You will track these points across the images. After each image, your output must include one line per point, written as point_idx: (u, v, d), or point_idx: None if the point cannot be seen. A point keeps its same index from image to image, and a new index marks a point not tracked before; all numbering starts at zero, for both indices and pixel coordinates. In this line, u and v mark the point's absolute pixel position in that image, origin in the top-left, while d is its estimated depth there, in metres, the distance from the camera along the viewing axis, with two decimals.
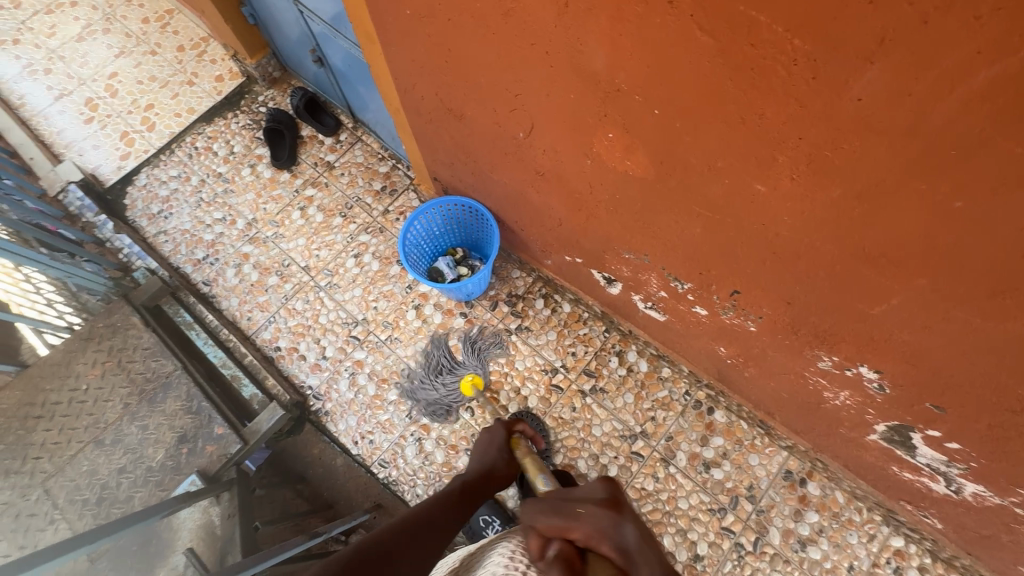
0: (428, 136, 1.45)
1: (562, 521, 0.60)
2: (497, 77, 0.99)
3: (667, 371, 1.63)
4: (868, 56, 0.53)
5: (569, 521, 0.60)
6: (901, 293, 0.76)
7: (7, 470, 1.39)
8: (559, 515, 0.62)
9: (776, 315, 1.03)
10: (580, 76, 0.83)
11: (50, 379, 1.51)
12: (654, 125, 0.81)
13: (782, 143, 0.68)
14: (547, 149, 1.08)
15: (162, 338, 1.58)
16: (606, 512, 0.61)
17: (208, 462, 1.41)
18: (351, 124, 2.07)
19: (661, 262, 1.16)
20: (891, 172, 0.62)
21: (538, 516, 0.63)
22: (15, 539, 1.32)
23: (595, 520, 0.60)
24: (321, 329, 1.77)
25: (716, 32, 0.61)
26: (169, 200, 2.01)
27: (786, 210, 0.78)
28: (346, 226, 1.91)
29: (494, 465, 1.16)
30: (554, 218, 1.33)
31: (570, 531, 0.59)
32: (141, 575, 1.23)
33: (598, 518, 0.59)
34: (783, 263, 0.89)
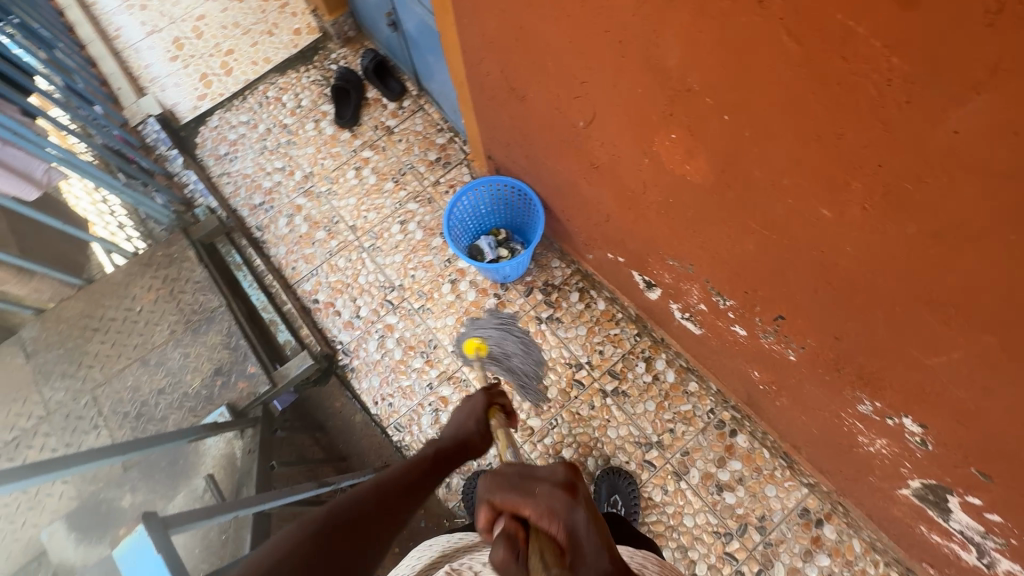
0: (488, 113, 1.44)
1: (514, 500, 0.61)
2: (564, 61, 0.97)
3: (694, 386, 1.59)
4: (975, 85, 0.47)
5: (522, 498, 0.61)
6: (964, 347, 0.70)
7: (63, 373, 1.52)
8: (515, 492, 0.62)
9: (820, 348, 0.97)
10: (651, 71, 0.80)
11: (110, 297, 1.62)
12: (721, 131, 0.77)
13: (858, 168, 0.63)
14: (605, 142, 1.05)
15: (213, 275, 1.66)
16: (559, 495, 0.60)
17: (238, 396, 1.49)
18: (416, 91, 2.08)
19: (705, 274, 1.11)
20: (977, 216, 0.56)
21: (493, 491, 0.63)
22: (63, 437, 1.45)
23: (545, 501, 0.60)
24: (358, 288, 1.82)
25: (806, 39, 0.57)
26: (236, 143, 2.10)
27: (850, 240, 0.72)
28: (396, 191, 1.95)
29: (470, 438, 1.06)
30: (602, 212, 1.30)
31: (521, 509, 0.60)
32: (167, 489, 1.32)
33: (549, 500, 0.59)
34: (837, 295, 0.83)
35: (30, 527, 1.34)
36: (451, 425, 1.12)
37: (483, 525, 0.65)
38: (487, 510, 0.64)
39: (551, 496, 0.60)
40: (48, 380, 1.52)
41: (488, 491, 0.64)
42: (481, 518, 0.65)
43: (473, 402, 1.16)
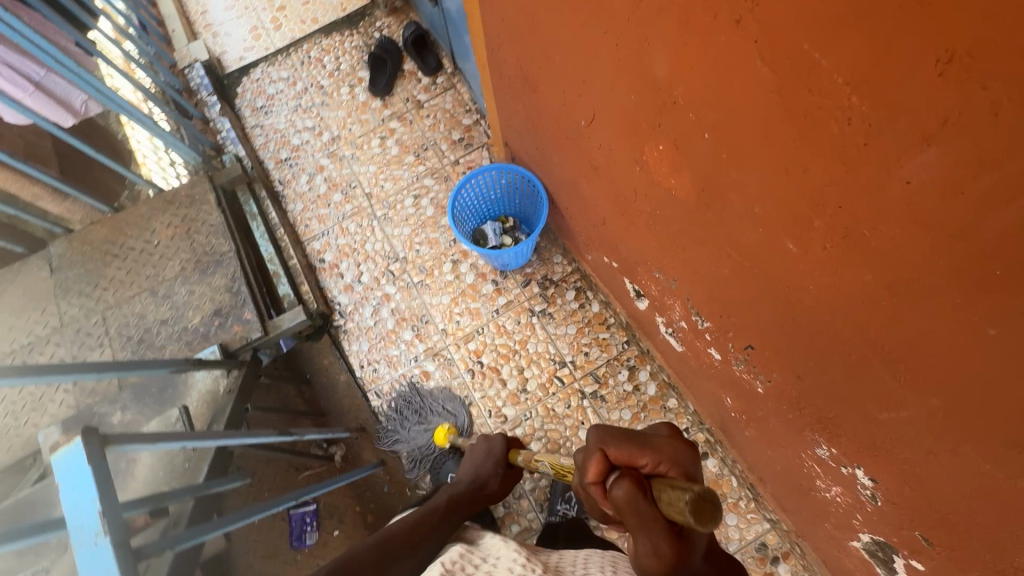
0: (507, 101, 1.44)
1: (632, 451, 0.71)
2: (570, 59, 0.96)
3: (673, 402, 1.57)
4: (926, 135, 0.46)
5: (640, 449, 0.71)
6: (912, 405, 0.67)
7: (81, 291, 1.63)
8: (630, 443, 0.72)
9: (784, 384, 0.95)
10: (643, 78, 0.79)
11: (132, 227, 1.72)
12: (702, 148, 0.76)
13: (820, 206, 0.62)
14: (603, 145, 1.05)
15: (227, 221, 1.74)
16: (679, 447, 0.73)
17: (231, 338, 1.56)
18: (451, 69, 2.09)
19: (687, 292, 1.10)
20: (927, 272, 0.54)
21: (609, 442, 0.73)
22: (73, 349, 1.57)
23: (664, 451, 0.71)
24: (364, 254, 1.87)
25: (777, 66, 0.56)
26: (273, 98, 2.16)
27: (812, 278, 0.70)
28: (415, 165, 1.97)
29: (485, 480, 1.27)
30: (599, 215, 1.29)
31: (638, 460, 0.71)
32: (154, 413, 1.41)
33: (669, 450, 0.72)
34: (800, 333, 0.81)
35: (30, 426, 1.46)
36: (470, 468, 1.31)
37: (591, 478, 0.75)
38: (598, 457, 0.73)
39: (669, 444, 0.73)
40: (66, 296, 1.63)
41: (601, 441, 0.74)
42: (590, 470, 0.74)
43: (490, 442, 1.33)
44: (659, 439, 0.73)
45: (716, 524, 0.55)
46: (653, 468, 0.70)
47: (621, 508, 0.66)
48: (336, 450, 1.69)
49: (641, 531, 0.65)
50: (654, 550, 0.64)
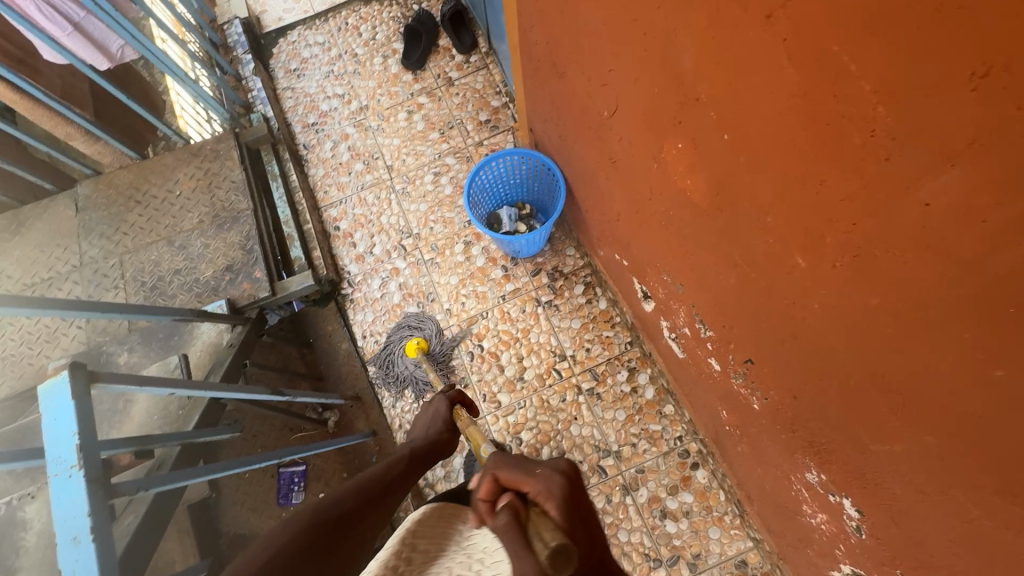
0: (535, 84, 1.41)
1: (519, 477, 0.70)
2: (599, 45, 0.93)
3: (669, 409, 1.55)
4: (950, 155, 0.42)
5: (523, 477, 0.70)
6: (907, 440, 0.64)
7: (102, 232, 1.68)
8: (520, 470, 0.71)
9: (780, 403, 0.92)
10: (667, 71, 0.76)
11: (156, 176, 1.75)
12: (720, 150, 0.73)
13: (833, 222, 0.59)
14: (623, 138, 1.02)
15: (248, 180, 1.76)
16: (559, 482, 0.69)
17: (239, 295, 1.59)
18: (486, 49, 2.07)
19: (693, 298, 1.07)
20: (937, 301, 0.51)
21: (500, 469, 0.73)
22: (90, 288, 1.62)
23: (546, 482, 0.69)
24: (378, 227, 1.88)
25: (804, 68, 0.52)
26: (307, 61, 2.17)
27: (818, 296, 0.67)
28: (439, 143, 1.96)
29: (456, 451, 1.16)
30: (613, 210, 1.27)
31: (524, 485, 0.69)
32: (158, 358, 1.44)
33: (548, 481, 0.68)
34: (800, 352, 0.78)
35: (42, 357, 1.52)
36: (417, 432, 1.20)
37: (481, 498, 0.72)
38: (488, 482, 0.73)
39: (554, 480, 0.69)
40: (88, 236, 1.68)
41: (495, 468, 0.74)
42: (480, 488, 0.72)
43: (437, 406, 1.25)
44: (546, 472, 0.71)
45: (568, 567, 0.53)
46: (534, 497, 0.67)
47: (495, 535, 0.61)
48: (330, 416, 1.70)
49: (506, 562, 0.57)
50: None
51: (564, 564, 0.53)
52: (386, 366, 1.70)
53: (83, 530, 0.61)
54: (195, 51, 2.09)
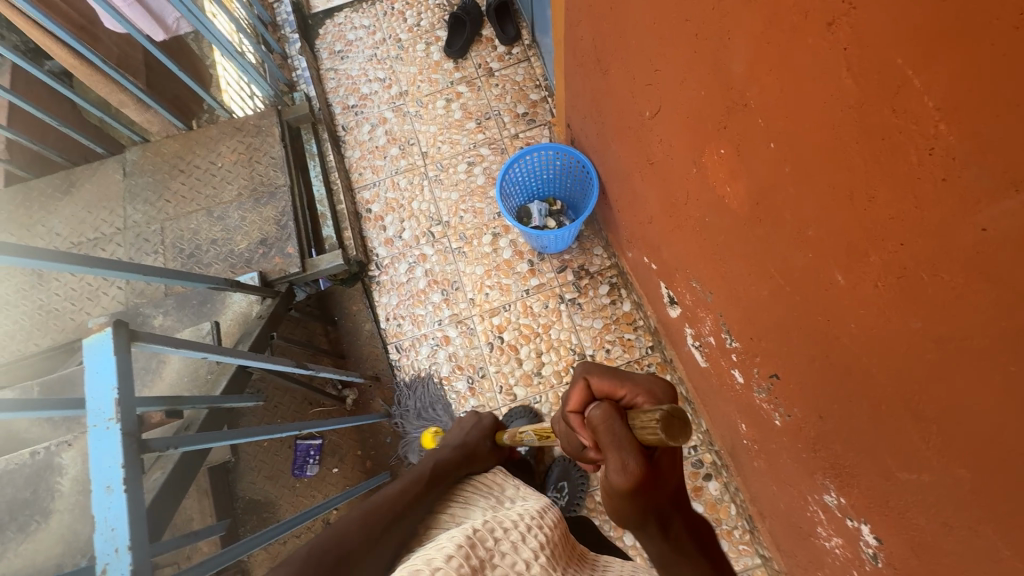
0: (576, 80, 1.41)
1: (614, 382, 0.71)
2: (647, 44, 0.92)
3: (686, 417, 1.54)
4: (1013, 180, 0.40)
5: (620, 382, 0.71)
6: (937, 471, 0.62)
7: (146, 198, 1.74)
8: (615, 376, 0.72)
9: (803, 421, 0.90)
10: (716, 75, 0.75)
11: (200, 147, 1.80)
12: (765, 159, 0.71)
13: (880, 241, 0.57)
14: (664, 140, 1.01)
15: (287, 156, 1.80)
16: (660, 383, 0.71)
17: (271, 268, 1.63)
18: (529, 42, 2.06)
19: (721, 307, 1.06)
20: (984, 331, 0.49)
21: (593, 373, 0.74)
22: (131, 250, 1.69)
23: (643, 384, 0.71)
24: (409, 212, 1.90)
25: (862, 80, 0.51)
26: (352, 44, 2.19)
27: (856, 316, 0.66)
28: (475, 133, 1.97)
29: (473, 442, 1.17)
30: (646, 212, 1.25)
31: (618, 390, 0.71)
32: (190, 323, 1.49)
33: (647, 386, 0.70)
34: (831, 372, 0.76)
35: (83, 313, 1.59)
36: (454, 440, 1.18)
37: (572, 407, 0.75)
38: (581, 387, 0.74)
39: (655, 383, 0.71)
40: (133, 201, 1.74)
41: (587, 373, 0.74)
42: (572, 398, 0.74)
43: (477, 419, 1.26)
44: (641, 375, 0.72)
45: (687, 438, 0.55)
46: (632, 400, 0.70)
47: (595, 427, 0.62)
48: (348, 394, 1.74)
49: (612, 447, 0.60)
50: (622, 469, 0.58)
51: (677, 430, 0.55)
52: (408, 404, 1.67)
53: (116, 480, 0.64)
54: (245, 27, 2.14)
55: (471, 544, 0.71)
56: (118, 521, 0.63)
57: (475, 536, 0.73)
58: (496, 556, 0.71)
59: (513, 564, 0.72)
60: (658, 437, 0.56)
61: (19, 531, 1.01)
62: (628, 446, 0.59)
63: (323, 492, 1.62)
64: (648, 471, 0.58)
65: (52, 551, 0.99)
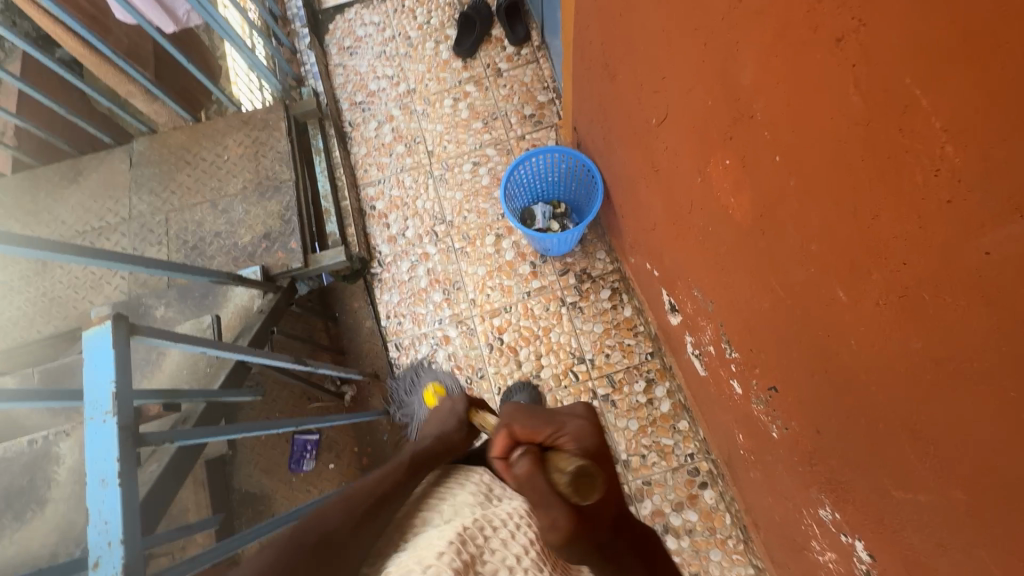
0: (584, 83, 1.40)
1: (535, 428, 0.73)
2: (655, 51, 0.92)
3: (683, 425, 1.54)
4: (1019, 206, 0.40)
5: (541, 428, 0.73)
6: (933, 491, 0.62)
7: (152, 189, 1.75)
8: (535, 423, 0.74)
9: (800, 435, 0.90)
10: (724, 85, 0.74)
11: (206, 139, 1.81)
12: (770, 172, 0.71)
13: (882, 260, 0.56)
14: (669, 147, 1.00)
15: (293, 151, 1.80)
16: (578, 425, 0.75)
17: (273, 263, 1.63)
18: (538, 43, 2.06)
19: (721, 317, 1.05)
20: (983, 355, 0.48)
21: (513, 421, 0.75)
22: (135, 241, 1.69)
23: (563, 428, 0.73)
24: (413, 210, 1.90)
25: (869, 98, 0.50)
26: (361, 40, 2.19)
27: (856, 333, 0.65)
28: (481, 133, 1.97)
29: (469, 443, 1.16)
30: (650, 219, 1.25)
31: (540, 435, 0.73)
32: (192, 315, 1.50)
33: (567, 430, 0.73)
34: (829, 387, 0.76)
35: (87, 301, 1.60)
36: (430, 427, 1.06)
37: (497, 453, 0.75)
38: (504, 436, 0.74)
39: (572, 424, 0.74)
40: (139, 191, 1.75)
41: (509, 420, 0.76)
42: (496, 445, 0.75)
43: (452, 403, 1.09)
44: (560, 419, 0.75)
45: (597, 487, 0.61)
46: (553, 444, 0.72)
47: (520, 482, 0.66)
48: (347, 390, 1.73)
49: (539, 505, 0.63)
50: (552, 524, 0.62)
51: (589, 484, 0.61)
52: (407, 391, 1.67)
53: (111, 473, 0.64)
54: (255, 21, 2.14)
55: (461, 541, 0.72)
56: (112, 515, 0.62)
57: (464, 532, 0.74)
58: (485, 551, 0.73)
59: (503, 560, 0.73)
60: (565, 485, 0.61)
61: (15, 518, 1.02)
62: (551, 502, 0.62)
63: (319, 487, 1.62)
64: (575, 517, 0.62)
65: (48, 539, 0.99)
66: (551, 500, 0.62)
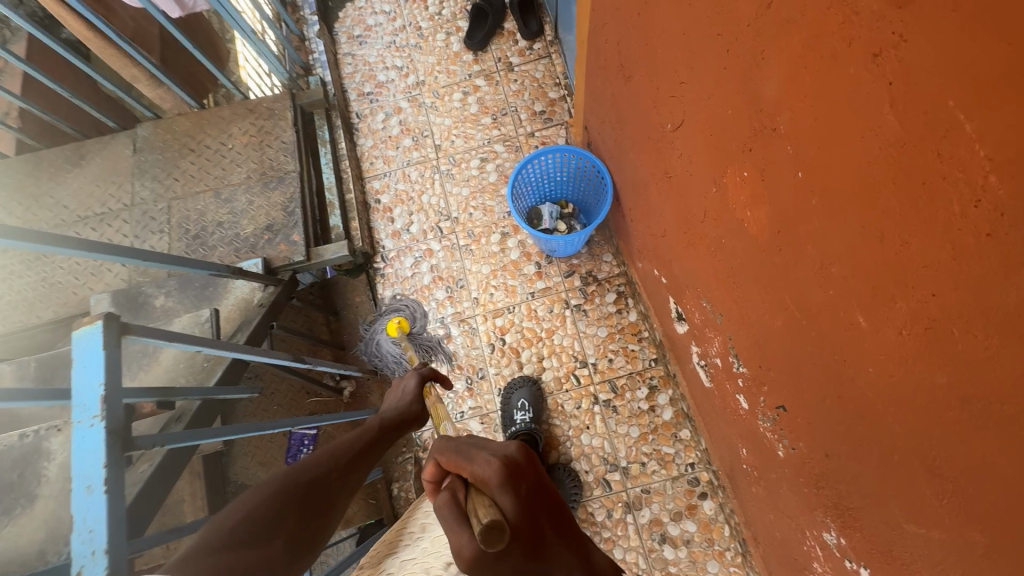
0: (597, 83, 1.37)
1: (456, 463, 0.64)
2: (674, 53, 0.88)
3: (685, 434, 1.51)
4: None
5: (465, 456, 0.65)
6: (948, 530, 0.59)
7: (155, 176, 1.72)
8: (457, 457, 0.65)
9: (808, 457, 0.87)
10: (746, 95, 0.71)
11: (211, 126, 1.78)
12: (791, 188, 0.68)
13: (910, 288, 0.53)
14: (684, 154, 0.97)
15: (298, 142, 1.77)
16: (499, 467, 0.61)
17: (275, 255, 1.61)
18: (551, 38, 2.03)
19: (730, 330, 1.03)
20: (1014, 399, 0.45)
21: (439, 453, 0.67)
22: (137, 228, 1.68)
23: (480, 466, 0.62)
24: (418, 205, 1.87)
25: (906, 119, 0.47)
26: (371, 29, 2.15)
27: (875, 360, 0.63)
28: (490, 128, 1.94)
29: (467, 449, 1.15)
30: (660, 225, 1.22)
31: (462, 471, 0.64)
32: (192, 306, 1.48)
33: (484, 470, 0.61)
34: (842, 412, 0.73)
35: (87, 287, 1.58)
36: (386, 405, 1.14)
37: (428, 478, 0.69)
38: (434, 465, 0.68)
39: (489, 465, 0.61)
40: (141, 177, 1.73)
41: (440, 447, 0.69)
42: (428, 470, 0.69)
43: (405, 382, 1.19)
44: (483, 454, 0.63)
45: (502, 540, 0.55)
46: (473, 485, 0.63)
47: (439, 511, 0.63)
48: (346, 385, 1.73)
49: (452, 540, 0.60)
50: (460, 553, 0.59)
51: (497, 537, 0.55)
52: (374, 357, 1.71)
53: (97, 480, 0.62)
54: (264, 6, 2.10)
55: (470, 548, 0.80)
56: (97, 523, 0.60)
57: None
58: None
59: None
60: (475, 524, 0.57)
61: (3, 514, 1.00)
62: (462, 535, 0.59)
63: None
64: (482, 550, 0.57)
65: (36, 536, 0.98)
66: (461, 536, 0.58)
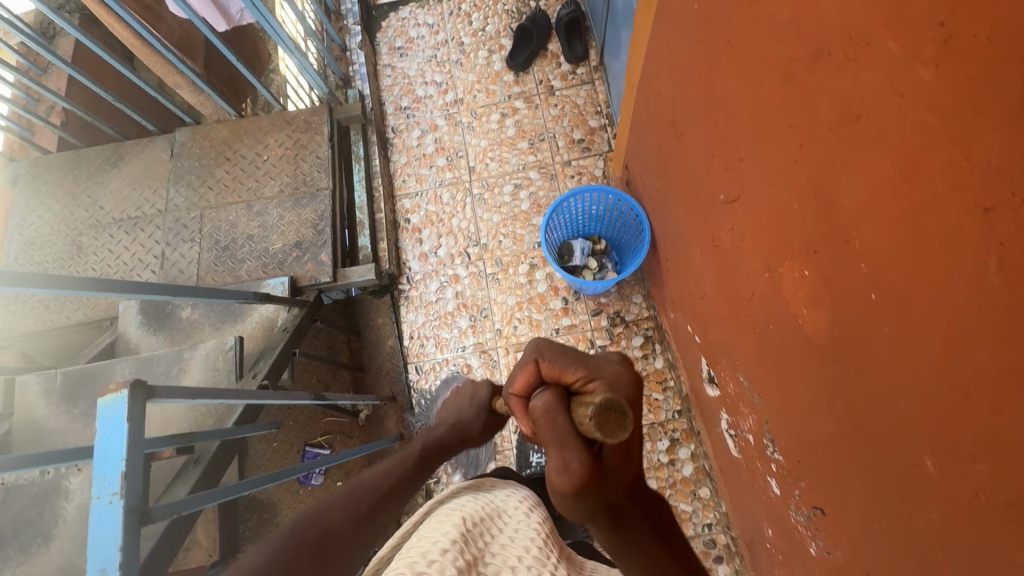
0: (644, 128, 1.32)
1: (567, 365, 0.58)
2: (735, 127, 0.83)
3: (705, 492, 1.46)
4: None
5: (575, 365, 0.58)
6: None
7: (190, 183, 1.73)
8: (568, 357, 0.59)
9: (844, 567, 0.82)
10: (816, 197, 0.66)
11: (248, 136, 1.77)
12: (859, 305, 0.63)
13: (995, 455, 0.48)
14: (735, 229, 0.92)
15: (333, 157, 1.76)
16: (617, 370, 0.60)
17: (302, 274, 1.60)
18: (596, 63, 1.97)
19: (768, 414, 0.98)
20: None
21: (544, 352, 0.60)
22: (169, 234, 1.69)
23: (600, 371, 0.58)
24: (447, 228, 1.84)
25: (1015, 286, 0.42)
26: (413, 41, 2.12)
27: (940, 510, 0.57)
28: (526, 153, 1.90)
29: None
30: (700, 287, 1.17)
31: (569, 374, 0.58)
32: (216, 324, 1.48)
33: (605, 370, 0.58)
34: (892, 544, 0.68)
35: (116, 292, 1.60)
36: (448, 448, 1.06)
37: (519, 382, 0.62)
38: (530, 368, 0.61)
39: (608, 368, 0.59)
40: (177, 183, 1.73)
41: (539, 352, 0.61)
42: (518, 378, 0.62)
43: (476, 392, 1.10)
44: (598, 360, 0.60)
45: (627, 430, 0.50)
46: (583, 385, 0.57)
47: (537, 421, 0.54)
48: (363, 408, 1.71)
49: (553, 444, 0.53)
50: (564, 469, 0.51)
51: (616, 422, 0.50)
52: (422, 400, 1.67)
53: (110, 563, 0.61)
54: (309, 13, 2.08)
55: (466, 540, 0.61)
56: None
57: (468, 532, 0.63)
58: (487, 556, 0.62)
59: (505, 564, 0.62)
60: (593, 433, 0.50)
61: (20, 552, 1.03)
62: (569, 443, 0.52)
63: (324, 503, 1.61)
64: (593, 470, 0.51)
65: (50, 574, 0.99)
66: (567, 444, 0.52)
